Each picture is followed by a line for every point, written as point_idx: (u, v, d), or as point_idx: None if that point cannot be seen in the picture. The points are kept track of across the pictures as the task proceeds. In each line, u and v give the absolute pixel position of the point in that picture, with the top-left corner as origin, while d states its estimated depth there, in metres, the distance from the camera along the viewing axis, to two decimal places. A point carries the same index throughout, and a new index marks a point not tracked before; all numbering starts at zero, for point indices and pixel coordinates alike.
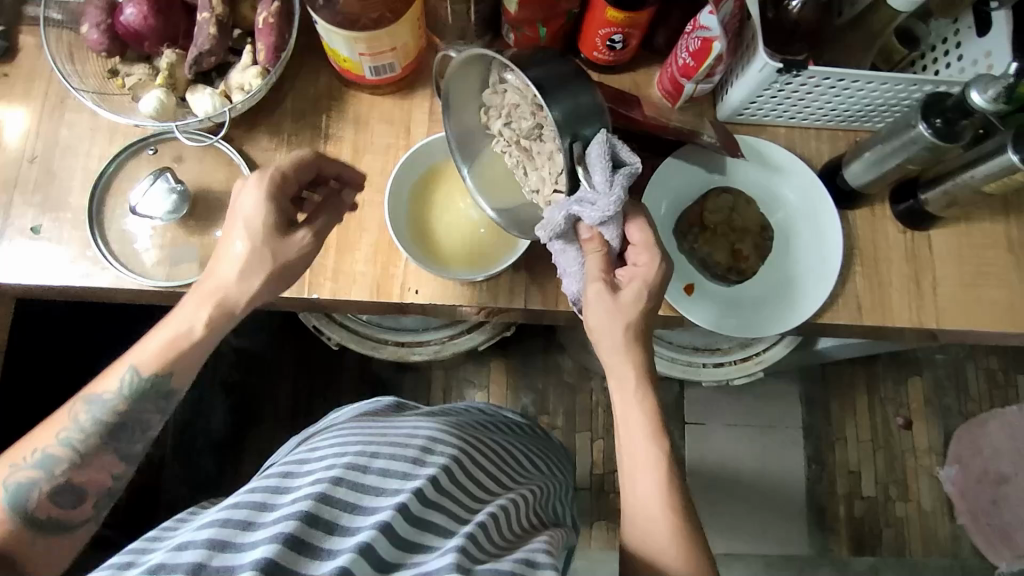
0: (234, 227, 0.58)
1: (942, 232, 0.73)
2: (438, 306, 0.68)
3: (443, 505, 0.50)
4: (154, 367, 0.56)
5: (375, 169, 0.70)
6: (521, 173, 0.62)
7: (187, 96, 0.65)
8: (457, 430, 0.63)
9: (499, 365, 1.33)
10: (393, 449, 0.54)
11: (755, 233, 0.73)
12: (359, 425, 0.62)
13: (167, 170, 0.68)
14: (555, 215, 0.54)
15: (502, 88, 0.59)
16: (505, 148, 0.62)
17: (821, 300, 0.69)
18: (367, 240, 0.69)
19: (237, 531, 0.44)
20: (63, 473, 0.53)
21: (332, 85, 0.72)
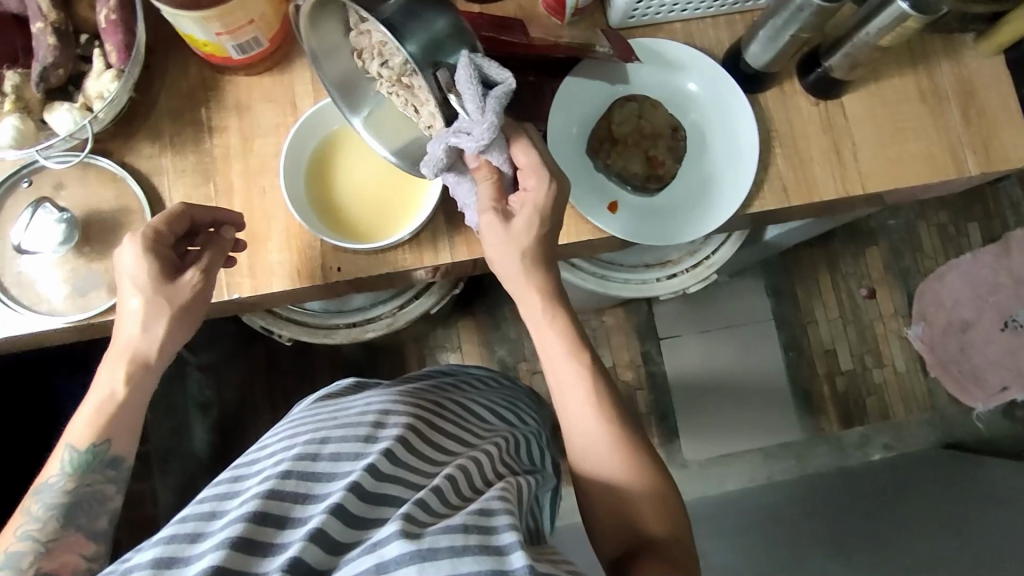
0: (124, 289, 0.57)
1: (854, 96, 0.72)
2: (366, 278, 0.66)
3: (400, 475, 0.47)
4: (89, 438, 0.54)
5: (269, 153, 0.67)
6: (414, 111, 0.57)
7: (46, 116, 0.61)
8: (416, 395, 0.60)
9: (466, 324, 1.32)
10: (347, 428, 0.51)
11: (667, 136, 0.72)
12: (312, 411, 0.58)
13: (47, 199, 0.64)
14: (435, 148, 0.54)
15: (364, 27, 0.55)
16: (390, 90, 0.57)
17: (744, 191, 0.68)
18: (277, 227, 0.66)
19: (184, 545, 0.41)
20: (31, 565, 0.48)
21: (203, 74, 0.67)
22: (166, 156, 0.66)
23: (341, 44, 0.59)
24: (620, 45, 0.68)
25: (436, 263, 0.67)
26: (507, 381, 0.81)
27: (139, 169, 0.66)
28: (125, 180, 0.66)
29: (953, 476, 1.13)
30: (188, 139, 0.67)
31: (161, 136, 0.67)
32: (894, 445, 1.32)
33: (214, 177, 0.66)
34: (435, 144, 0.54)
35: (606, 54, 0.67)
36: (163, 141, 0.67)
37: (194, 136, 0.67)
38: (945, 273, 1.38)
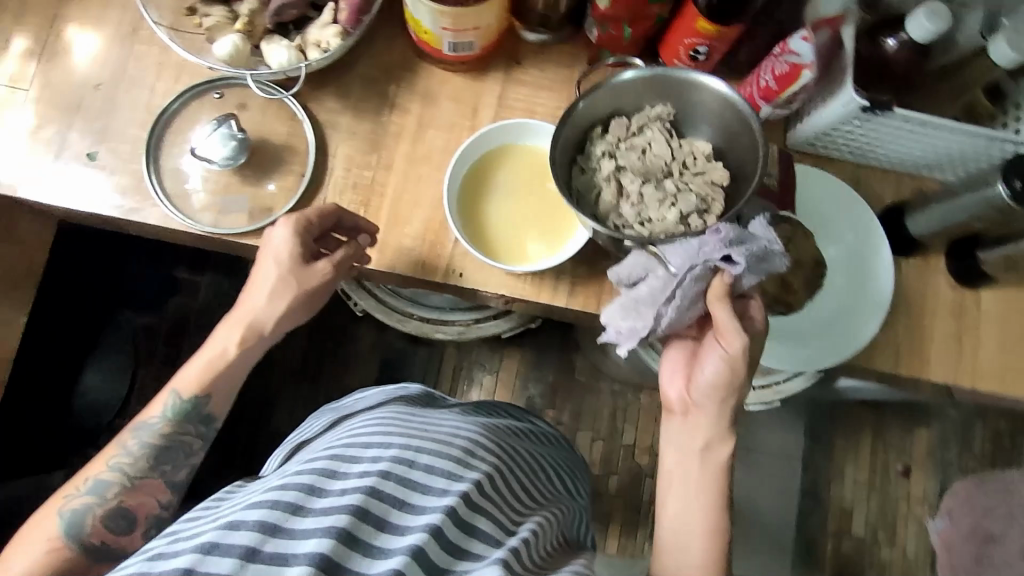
0: (265, 261, 0.62)
1: (993, 294, 0.72)
2: (482, 292, 0.68)
3: (488, 512, 0.48)
4: (193, 390, 0.60)
5: (436, 146, 0.70)
6: (611, 204, 0.66)
7: (263, 45, 0.64)
8: (499, 435, 0.60)
9: (513, 353, 1.33)
10: (440, 443, 0.52)
11: (808, 268, 0.71)
12: (399, 412, 0.59)
13: (232, 118, 0.68)
14: (734, 257, 0.55)
15: (641, 131, 0.67)
16: (611, 178, 0.66)
17: (854, 349, 0.69)
18: (419, 216, 0.68)
19: (290, 516, 0.42)
20: (115, 495, 0.56)
21: (406, 55, 0.71)
22: (345, 115, 0.70)
23: (595, 115, 0.67)
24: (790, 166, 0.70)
25: (550, 305, 0.68)
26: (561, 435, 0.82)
27: (319, 118, 0.69)
28: (301, 123, 0.69)
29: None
30: (370, 107, 0.70)
31: (348, 95, 0.70)
32: None
33: (381, 150, 0.69)
34: (710, 234, 0.56)
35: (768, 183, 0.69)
36: (348, 101, 0.70)
37: (376, 107, 0.70)
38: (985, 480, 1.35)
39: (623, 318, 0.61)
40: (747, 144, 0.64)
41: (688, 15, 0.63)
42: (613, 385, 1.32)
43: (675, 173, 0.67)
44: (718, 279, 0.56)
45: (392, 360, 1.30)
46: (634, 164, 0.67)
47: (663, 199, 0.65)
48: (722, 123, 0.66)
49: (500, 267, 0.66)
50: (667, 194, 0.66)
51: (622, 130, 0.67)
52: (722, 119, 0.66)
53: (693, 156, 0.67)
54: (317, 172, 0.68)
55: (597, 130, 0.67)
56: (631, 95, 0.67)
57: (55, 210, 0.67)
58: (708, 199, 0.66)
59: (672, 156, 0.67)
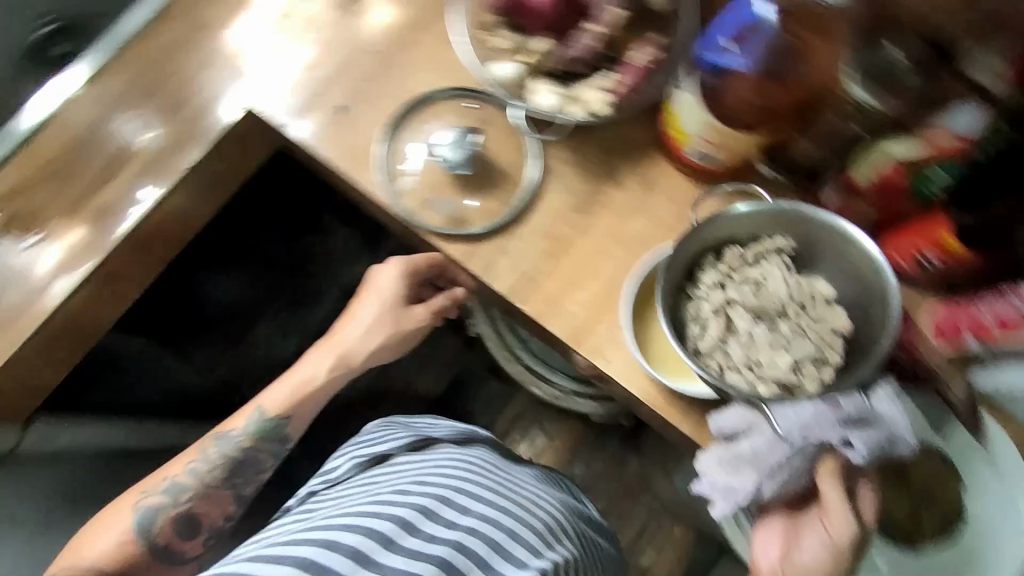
0: (369, 297, 0.77)
1: None
2: (616, 383, 0.67)
3: None
4: (277, 411, 0.72)
5: (635, 232, 0.71)
6: (710, 346, 0.63)
7: (535, 83, 0.69)
8: (571, 525, 0.67)
9: (577, 428, 1.31)
10: (520, 520, 0.60)
11: (945, 513, 0.66)
12: (488, 469, 0.67)
13: (477, 132, 0.73)
14: (853, 441, 0.55)
15: (759, 262, 0.65)
16: (716, 310, 0.64)
17: None
18: (592, 286, 0.69)
19: (380, 548, 0.52)
20: (186, 500, 0.67)
21: (646, 139, 0.73)
22: (568, 167, 0.72)
23: (713, 238, 0.66)
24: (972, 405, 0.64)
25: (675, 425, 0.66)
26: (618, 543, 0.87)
27: (544, 161, 0.72)
28: (527, 159, 0.72)
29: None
30: (592, 171, 0.72)
31: (579, 152, 0.72)
32: None
33: (585, 214, 0.71)
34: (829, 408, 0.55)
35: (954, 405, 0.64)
36: (576, 157, 0.72)
37: (597, 173, 0.72)
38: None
39: (721, 476, 0.59)
40: (877, 301, 0.61)
41: (938, 224, 0.61)
42: (657, 506, 1.27)
43: (790, 315, 0.64)
44: (830, 453, 0.57)
45: (467, 381, 1.32)
46: (746, 299, 0.64)
47: (775, 345, 0.62)
48: (853, 277, 0.63)
49: (646, 370, 0.65)
50: (776, 337, 0.62)
51: (734, 261, 0.65)
52: (851, 270, 0.63)
53: (816, 302, 0.64)
54: (522, 208, 0.71)
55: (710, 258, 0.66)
56: (756, 222, 0.65)
57: (290, 140, 0.73)
58: (826, 350, 0.62)
59: (790, 297, 0.64)
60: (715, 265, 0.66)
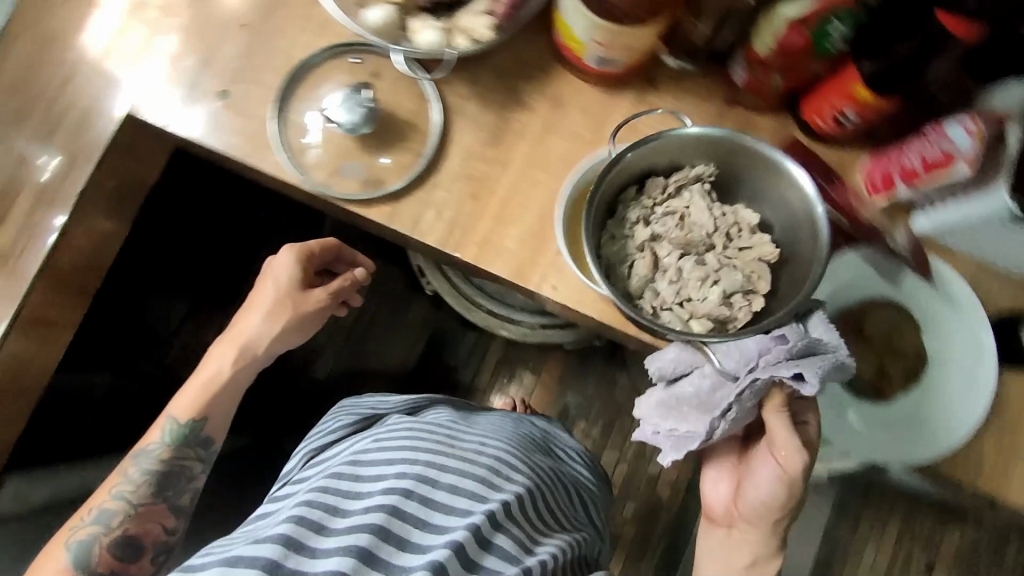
0: (266, 285, 0.75)
1: None
2: (569, 310, 0.67)
3: (511, 529, 0.56)
4: (189, 416, 0.69)
5: (555, 154, 0.69)
6: (645, 288, 0.66)
7: (412, 21, 0.65)
8: (530, 456, 0.69)
9: (559, 359, 1.32)
10: (466, 466, 0.59)
11: (908, 359, 0.70)
12: (433, 423, 0.67)
13: (366, 88, 0.68)
14: (793, 369, 0.58)
15: (678, 193, 0.67)
16: (643, 251, 0.66)
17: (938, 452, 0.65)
18: (525, 219, 0.67)
19: (311, 532, 0.50)
20: (119, 524, 0.65)
21: (545, 56, 0.70)
22: (472, 103, 0.69)
23: (628, 176, 0.67)
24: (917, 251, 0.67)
25: (635, 335, 0.67)
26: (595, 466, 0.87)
27: (447, 102, 0.69)
28: (428, 103, 0.69)
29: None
30: (497, 101, 0.69)
31: (480, 85, 0.69)
32: None
33: (501, 146, 0.69)
34: (777, 345, 0.59)
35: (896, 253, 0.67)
36: (478, 90, 0.69)
37: (503, 102, 0.69)
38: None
39: (662, 420, 0.65)
40: (802, 227, 0.63)
41: (846, 80, 0.60)
42: None
43: (716, 245, 0.67)
44: (776, 389, 0.61)
45: (441, 339, 1.31)
46: (666, 230, 0.66)
47: (706, 277, 0.65)
48: (786, 212, 0.65)
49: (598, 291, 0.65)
50: (709, 270, 0.65)
51: (657, 193, 0.67)
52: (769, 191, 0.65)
53: (738, 227, 0.67)
54: (435, 155, 0.68)
55: (633, 195, 0.67)
56: (673, 151, 0.65)
57: (179, 139, 0.69)
58: (754, 279, 0.65)
59: (711, 228, 0.67)
60: (643, 201, 0.67)
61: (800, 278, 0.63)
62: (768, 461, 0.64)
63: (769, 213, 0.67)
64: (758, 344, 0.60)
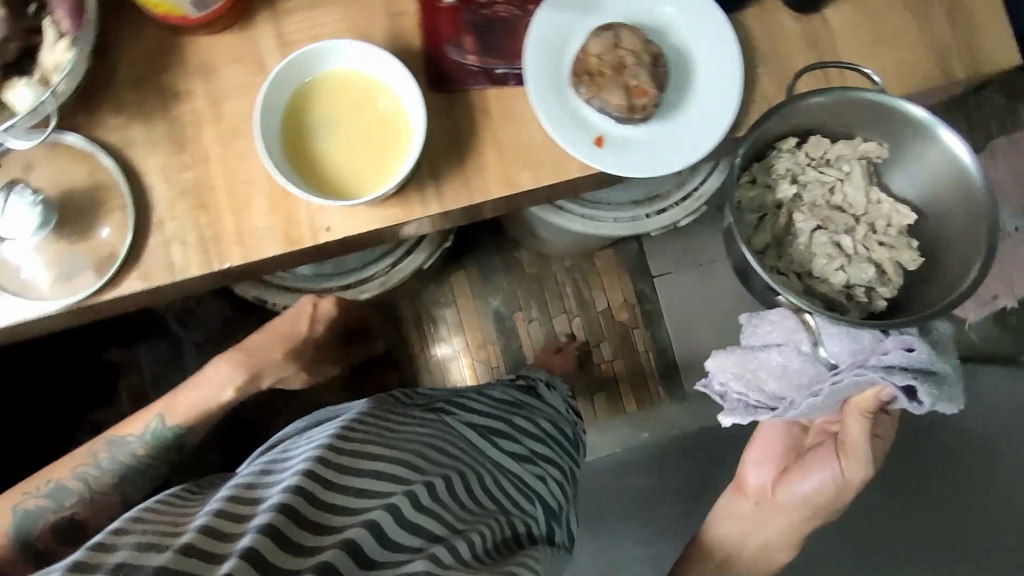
0: (297, 316, 0.88)
1: (833, 10, 0.71)
2: (356, 237, 0.65)
3: (430, 516, 0.62)
4: (179, 420, 0.79)
5: (240, 116, 0.65)
6: (764, 253, 0.85)
7: (5, 94, 0.59)
8: (449, 450, 0.76)
9: None
10: (387, 463, 0.65)
11: (648, 61, 0.63)
12: (358, 426, 0.72)
13: (19, 183, 0.63)
14: (893, 352, 0.76)
15: (798, 157, 0.83)
16: (739, 197, 0.82)
17: (721, 125, 0.66)
18: (259, 191, 0.64)
19: (230, 525, 0.53)
20: (70, 503, 0.76)
21: (162, 37, 0.65)
22: (133, 126, 0.64)
23: (810, 115, 0.77)
24: None
25: (424, 214, 0.65)
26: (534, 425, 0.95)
27: (109, 142, 0.64)
28: (94, 156, 0.64)
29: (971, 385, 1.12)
30: (153, 108, 0.65)
31: (126, 105, 0.64)
32: None
33: (188, 144, 0.65)
34: (898, 349, 0.76)
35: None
36: (129, 112, 0.64)
37: (158, 104, 0.65)
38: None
39: (736, 384, 0.91)
40: (955, 204, 0.78)
41: None
42: None
43: (857, 229, 0.84)
44: (862, 392, 0.81)
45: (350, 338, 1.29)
46: (814, 197, 0.85)
47: (838, 250, 0.83)
48: (876, 173, 0.82)
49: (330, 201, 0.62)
50: (808, 231, 0.84)
51: (818, 153, 0.83)
52: (924, 177, 0.81)
53: (886, 222, 0.84)
54: (138, 196, 0.64)
55: (792, 145, 0.82)
56: (851, 82, 0.72)
57: None
58: (888, 271, 0.83)
59: (829, 202, 0.85)
60: (800, 155, 0.83)
61: (945, 271, 0.79)
62: (828, 467, 0.92)
63: (894, 149, 0.81)
64: (871, 338, 0.79)
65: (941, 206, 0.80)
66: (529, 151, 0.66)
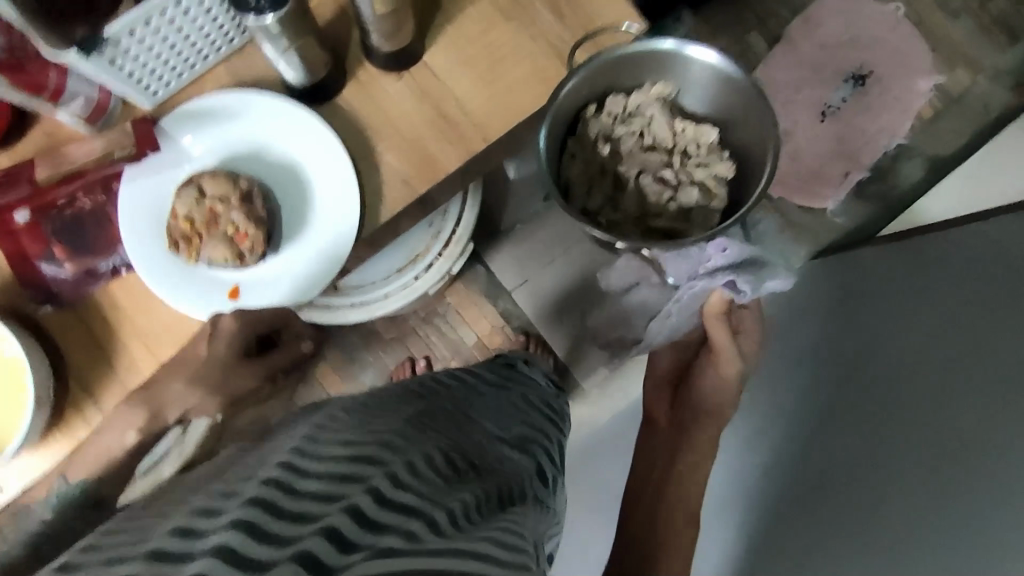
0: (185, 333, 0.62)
1: (433, 53, 0.66)
2: (38, 483, 0.61)
3: (421, 487, 0.44)
4: (80, 475, 0.59)
5: None
6: (649, 182, 0.84)
7: None
8: (433, 417, 0.58)
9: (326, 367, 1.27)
10: (362, 438, 0.48)
11: (240, 199, 0.61)
12: (323, 418, 0.54)
13: None
14: (716, 257, 0.87)
15: (654, 99, 0.81)
16: (626, 131, 0.83)
17: (351, 226, 0.62)
18: None
19: (183, 536, 0.35)
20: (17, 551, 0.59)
21: None
22: None
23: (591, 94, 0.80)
24: (143, 131, 0.61)
25: (90, 433, 0.61)
26: (504, 396, 0.75)
27: None
28: None
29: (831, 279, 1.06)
30: None
31: None
32: None
33: None
34: (720, 257, 0.87)
35: (126, 156, 0.61)
36: None
37: None
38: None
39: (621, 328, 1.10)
40: (739, 112, 0.81)
41: None
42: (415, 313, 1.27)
43: (678, 163, 0.84)
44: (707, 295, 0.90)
45: None
46: (626, 148, 0.84)
47: (662, 188, 0.84)
48: (710, 89, 0.81)
49: None
50: (679, 166, 0.84)
51: (618, 109, 0.81)
52: (710, 95, 0.81)
53: (694, 145, 0.84)
54: None
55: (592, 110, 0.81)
56: (647, 63, 0.78)
57: None
58: (714, 189, 0.83)
59: (674, 135, 0.84)
60: (603, 116, 0.82)
61: (755, 167, 0.81)
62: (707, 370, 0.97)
63: (698, 101, 0.83)
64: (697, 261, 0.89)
65: (733, 113, 0.81)
66: (169, 330, 0.62)
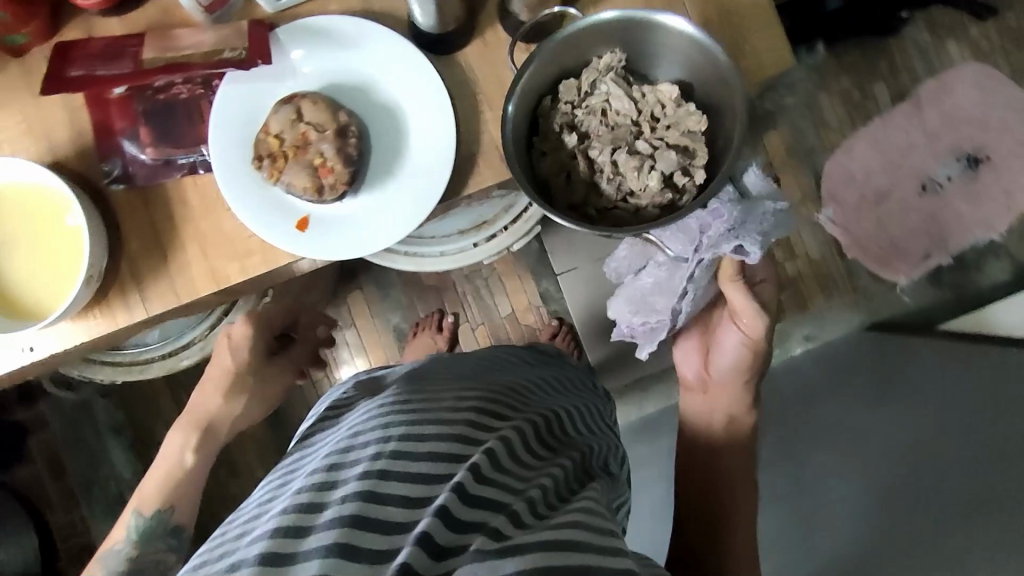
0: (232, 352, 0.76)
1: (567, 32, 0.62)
2: (69, 352, 0.61)
3: (504, 477, 0.43)
4: (153, 504, 0.65)
5: None
6: (624, 173, 0.61)
7: None
8: (507, 389, 0.57)
9: (356, 297, 1.19)
10: (439, 417, 0.47)
11: (336, 136, 0.59)
12: (401, 391, 0.54)
13: None
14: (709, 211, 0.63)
15: (611, 72, 0.61)
16: (588, 110, 0.62)
17: (439, 189, 0.60)
18: None
19: (288, 541, 0.37)
20: None
21: None
22: None
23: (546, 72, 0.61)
24: (258, 37, 0.58)
25: (130, 319, 0.60)
26: (574, 374, 0.76)
27: None
28: None
29: (882, 364, 0.98)
30: None
31: None
32: (816, 337, 1.15)
33: None
34: (717, 219, 0.62)
35: (234, 57, 0.56)
36: None
37: None
38: (852, 145, 1.18)
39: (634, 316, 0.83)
40: (714, 80, 0.60)
41: None
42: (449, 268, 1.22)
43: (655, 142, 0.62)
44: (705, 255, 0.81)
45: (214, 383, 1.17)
46: (593, 131, 0.62)
47: (639, 174, 0.61)
48: (683, 57, 0.60)
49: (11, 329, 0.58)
50: (656, 147, 0.61)
51: (573, 90, 0.61)
52: (685, 68, 0.61)
53: (662, 109, 0.62)
54: None
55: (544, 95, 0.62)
56: (601, 37, 0.59)
57: None
58: (694, 147, 0.61)
59: (647, 115, 0.62)
60: (560, 105, 0.62)
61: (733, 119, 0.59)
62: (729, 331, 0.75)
63: (670, 70, 0.62)
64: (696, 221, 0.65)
65: (710, 86, 0.60)
66: (231, 241, 0.60)
